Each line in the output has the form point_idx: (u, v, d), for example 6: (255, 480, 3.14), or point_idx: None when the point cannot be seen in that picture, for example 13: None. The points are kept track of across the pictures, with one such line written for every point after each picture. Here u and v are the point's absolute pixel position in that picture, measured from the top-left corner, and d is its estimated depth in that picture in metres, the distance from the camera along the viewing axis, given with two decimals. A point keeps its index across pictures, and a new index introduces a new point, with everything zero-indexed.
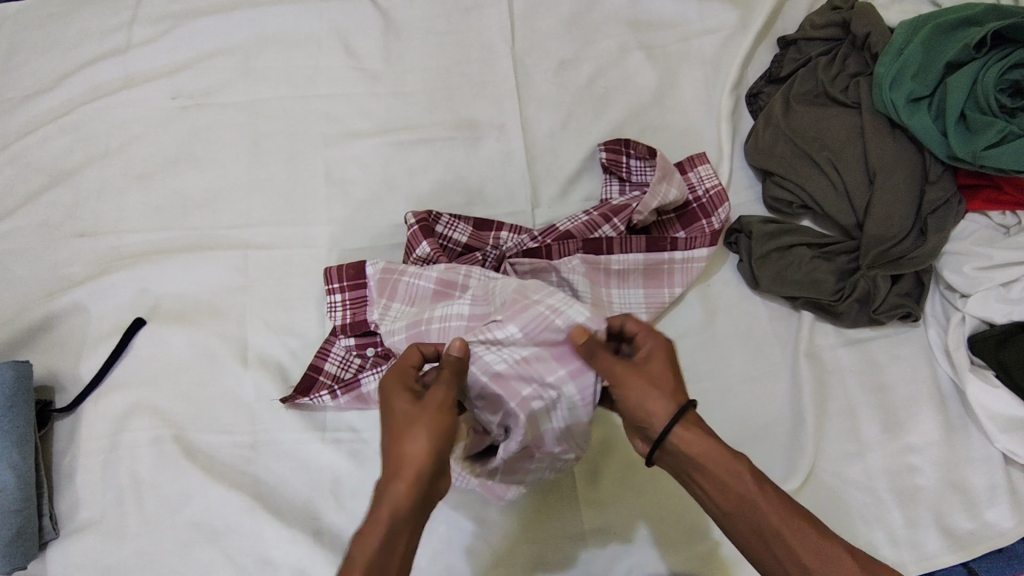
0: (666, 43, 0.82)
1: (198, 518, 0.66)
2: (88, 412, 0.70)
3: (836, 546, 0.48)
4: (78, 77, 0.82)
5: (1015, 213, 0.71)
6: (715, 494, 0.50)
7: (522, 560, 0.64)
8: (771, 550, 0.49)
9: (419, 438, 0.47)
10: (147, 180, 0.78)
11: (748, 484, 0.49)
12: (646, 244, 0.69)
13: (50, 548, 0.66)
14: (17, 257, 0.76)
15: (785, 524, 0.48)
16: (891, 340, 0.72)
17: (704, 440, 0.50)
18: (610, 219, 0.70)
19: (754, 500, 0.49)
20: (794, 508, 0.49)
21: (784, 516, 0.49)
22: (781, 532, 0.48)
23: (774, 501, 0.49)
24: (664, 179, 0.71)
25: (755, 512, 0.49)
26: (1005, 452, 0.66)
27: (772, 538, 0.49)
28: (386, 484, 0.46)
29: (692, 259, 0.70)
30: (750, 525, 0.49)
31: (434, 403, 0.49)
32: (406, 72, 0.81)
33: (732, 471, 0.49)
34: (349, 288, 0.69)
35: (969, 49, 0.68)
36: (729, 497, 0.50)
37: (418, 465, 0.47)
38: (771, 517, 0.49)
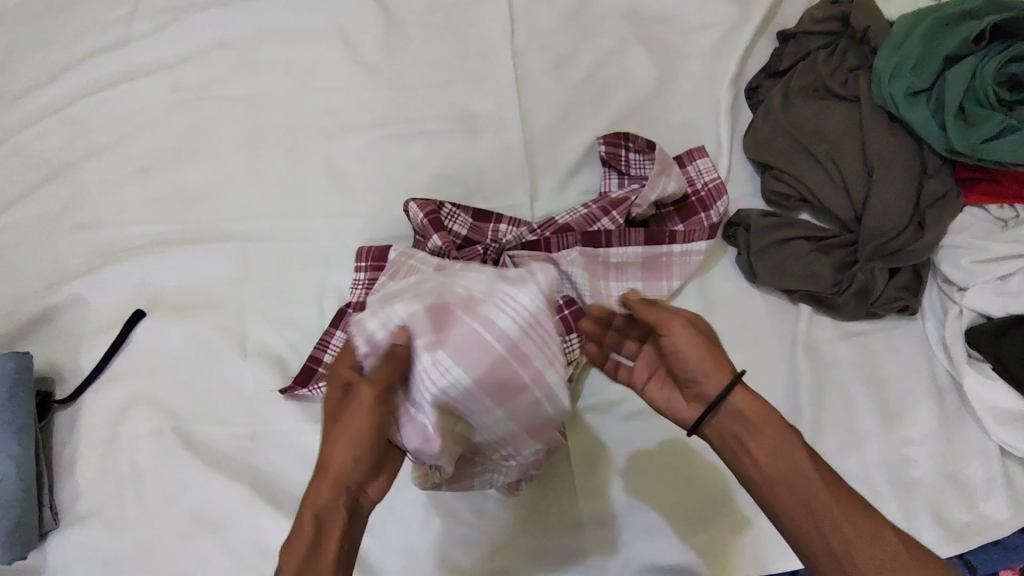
0: (666, 36, 0.82)
1: (198, 508, 0.66)
2: (89, 403, 0.70)
3: (869, 514, 0.48)
4: (77, 70, 0.82)
5: (1013, 206, 0.71)
6: (757, 457, 0.51)
7: (521, 550, 0.64)
8: (813, 519, 0.48)
9: (341, 449, 0.50)
10: (146, 173, 0.79)
11: (791, 447, 0.50)
12: (645, 237, 0.69)
13: (50, 538, 0.66)
14: (18, 250, 0.76)
15: (831, 493, 0.48)
16: (890, 333, 0.72)
17: (758, 405, 0.52)
18: (609, 213, 0.71)
19: (797, 468, 0.49)
20: (843, 487, 0.49)
21: (827, 483, 0.49)
22: (824, 499, 0.48)
23: (820, 469, 0.49)
24: (663, 173, 0.72)
25: (797, 475, 0.49)
26: (1002, 445, 0.67)
27: (814, 505, 0.48)
28: (315, 481, 0.51)
29: (690, 252, 0.70)
30: (792, 488, 0.49)
31: (359, 418, 0.50)
32: (406, 65, 0.81)
33: (777, 435, 0.50)
34: (372, 268, 0.70)
35: (969, 42, 0.69)
36: (775, 463, 0.50)
37: (341, 472, 0.50)
38: (814, 485, 0.48)
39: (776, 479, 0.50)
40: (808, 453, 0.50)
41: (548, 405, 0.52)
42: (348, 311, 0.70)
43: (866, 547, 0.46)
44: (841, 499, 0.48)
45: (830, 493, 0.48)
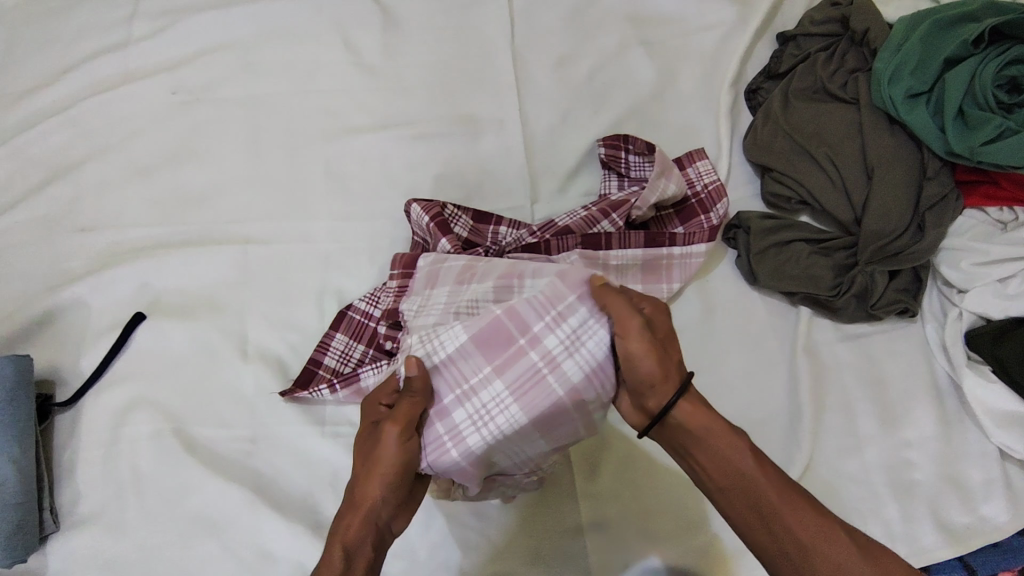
0: (665, 38, 0.82)
1: (199, 511, 0.66)
2: (90, 406, 0.70)
3: (828, 521, 0.48)
4: (77, 72, 0.82)
5: (1012, 209, 0.71)
6: (713, 469, 0.51)
7: (521, 552, 0.64)
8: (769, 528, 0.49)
9: (374, 486, 0.52)
10: (147, 176, 0.79)
11: (745, 459, 0.50)
12: (645, 240, 0.69)
13: (51, 541, 0.66)
14: (17, 252, 0.76)
15: (787, 503, 0.49)
16: (889, 336, 0.72)
17: (705, 414, 0.52)
18: (609, 215, 0.70)
19: (753, 478, 0.50)
20: (789, 487, 0.50)
21: (783, 492, 0.49)
22: (781, 509, 0.48)
23: (776, 479, 0.50)
24: (663, 175, 0.72)
25: (753, 486, 0.49)
26: (1001, 447, 0.67)
27: (772, 516, 0.49)
28: (345, 519, 0.52)
29: (690, 254, 0.70)
30: (748, 499, 0.49)
31: (387, 457, 0.52)
32: (406, 67, 0.81)
33: (732, 446, 0.51)
34: (400, 275, 0.68)
35: (968, 45, 0.69)
36: (727, 472, 0.51)
37: (372, 509, 0.51)
38: (770, 494, 0.49)
39: (729, 490, 0.50)
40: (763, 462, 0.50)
41: (589, 427, 0.55)
42: (350, 315, 0.71)
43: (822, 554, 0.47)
44: (797, 509, 0.48)
45: (778, 498, 0.49)
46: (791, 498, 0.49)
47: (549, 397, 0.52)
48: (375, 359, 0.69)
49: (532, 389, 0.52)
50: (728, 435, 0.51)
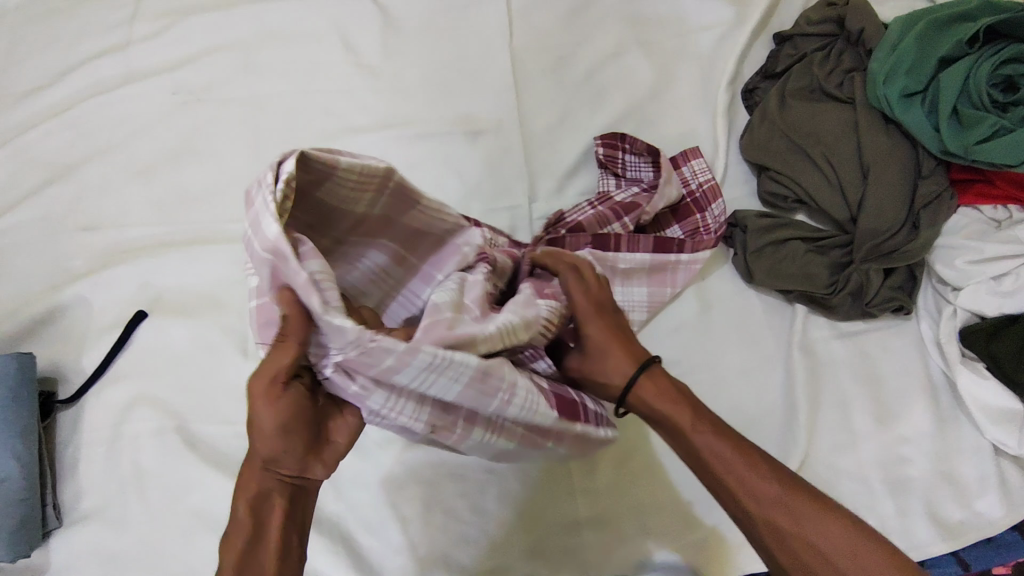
0: (663, 39, 0.83)
1: (200, 507, 0.67)
2: (92, 403, 0.71)
3: (768, 481, 0.50)
4: (79, 73, 0.83)
5: (1007, 207, 0.72)
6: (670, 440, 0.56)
7: (519, 548, 0.65)
8: (726, 493, 0.52)
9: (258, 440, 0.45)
10: (148, 175, 0.79)
11: (685, 419, 0.54)
12: (653, 245, 0.69)
13: (54, 537, 0.67)
14: (20, 251, 0.76)
15: (734, 467, 0.51)
16: (884, 333, 0.73)
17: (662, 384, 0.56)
18: (620, 216, 0.71)
19: (698, 443, 0.53)
20: (738, 452, 0.52)
21: (736, 451, 0.52)
22: (738, 470, 0.51)
23: (723, 435, 0.53)
24: (668, 180, 0.73)
25: (713, 455, 0.52)
26: (995, 443, 0.68)
27: (729, 478, 0.51)
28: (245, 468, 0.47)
29: (696, 261, 0.71)
30: (699, 462, 0.53)
31: (263, 427, 0.44)
32: (405, 68, 0.82)
33: (674, 404, 0.55)
34: None
35: (964, 44, 0.69)
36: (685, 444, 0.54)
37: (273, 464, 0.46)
38: (721, 460, 0.52)
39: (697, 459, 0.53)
40: (703, 419, 0.54)
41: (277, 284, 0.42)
42: None
43: (768, 517, 0.50)
44: (745, 467, 0.51)
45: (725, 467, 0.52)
46: (745, 458, 0.52)
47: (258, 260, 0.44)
48: None
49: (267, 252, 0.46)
50: (675, 398, 0.55)
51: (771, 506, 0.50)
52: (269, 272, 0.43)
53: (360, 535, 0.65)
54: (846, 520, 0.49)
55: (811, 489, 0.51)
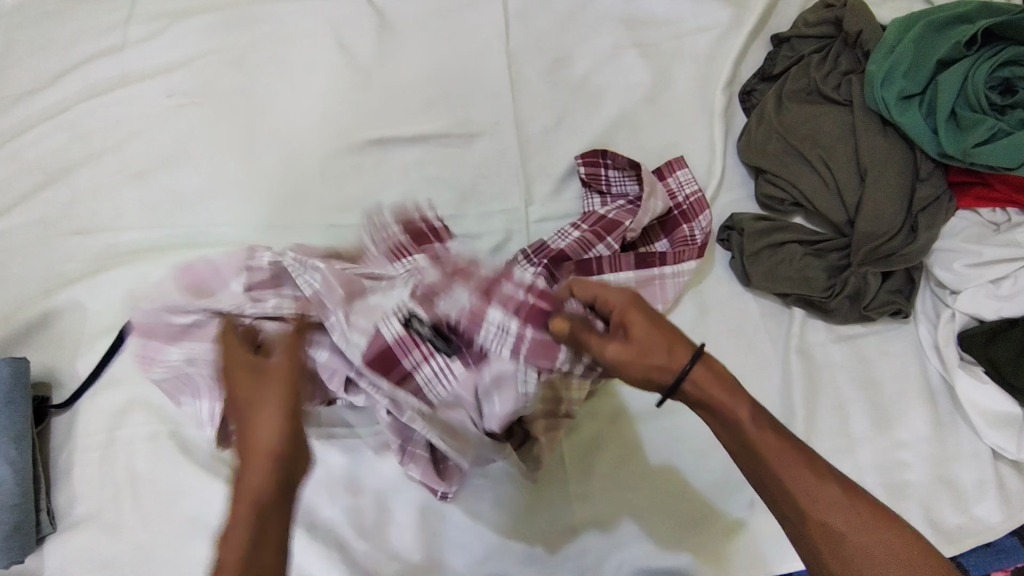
0: (660, 41, 0.82)
1: (195, 512, 0.67)
2: (87, 408, 0.71)
3: (831, 488, 0.47)
4: (73, 76, 0.83)
5: (1005, 210, 0.71)
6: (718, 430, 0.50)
7: (513, 554, 0.65)
8: (781, 495, 0.48)
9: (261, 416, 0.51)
10: (143, 178, 0.79)
11: (741, 413, 0.49)
12: (636, 261, 0.69)
13: (48, 543, 0.66)
14: (14, 255, 0.76)
15: (792, 466, 0.47)
16: (882, 337, 0.72)
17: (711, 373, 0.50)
18: (604, 238, 0.70)
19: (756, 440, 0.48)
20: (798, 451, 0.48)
21: (793, 452, 0.48)
22: (794, 472, 0.47)
23: (781, 433, 0.48)
24: (653, 193, 0.72)
25: (771, 452, 0.48)
26: (993, 447, 0.67)
27: (789, 479, 0.47)
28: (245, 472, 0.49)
29: (681, 272, 0.70)
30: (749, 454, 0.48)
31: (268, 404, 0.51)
32: (401, 70, 0.81)
33: (728, 400, 0.49)
34: None
35: (961, 47, 0.69)
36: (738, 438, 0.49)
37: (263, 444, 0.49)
38: (779, 457, 0.47)
39: (753, 458, 0.48)
40: (761, 414, 0.49)
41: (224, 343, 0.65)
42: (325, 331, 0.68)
43: (828, 524, 0.46)
44: (809, 473, 0.47)
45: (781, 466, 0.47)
46: (800, 461, 0.48)
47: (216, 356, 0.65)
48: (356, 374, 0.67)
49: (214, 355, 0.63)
50: (726, 387, 0.50)
51: (826, 512, 0.46)
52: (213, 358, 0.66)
53: (355, 540, 0.65)
54: (904, 534, 0.46)
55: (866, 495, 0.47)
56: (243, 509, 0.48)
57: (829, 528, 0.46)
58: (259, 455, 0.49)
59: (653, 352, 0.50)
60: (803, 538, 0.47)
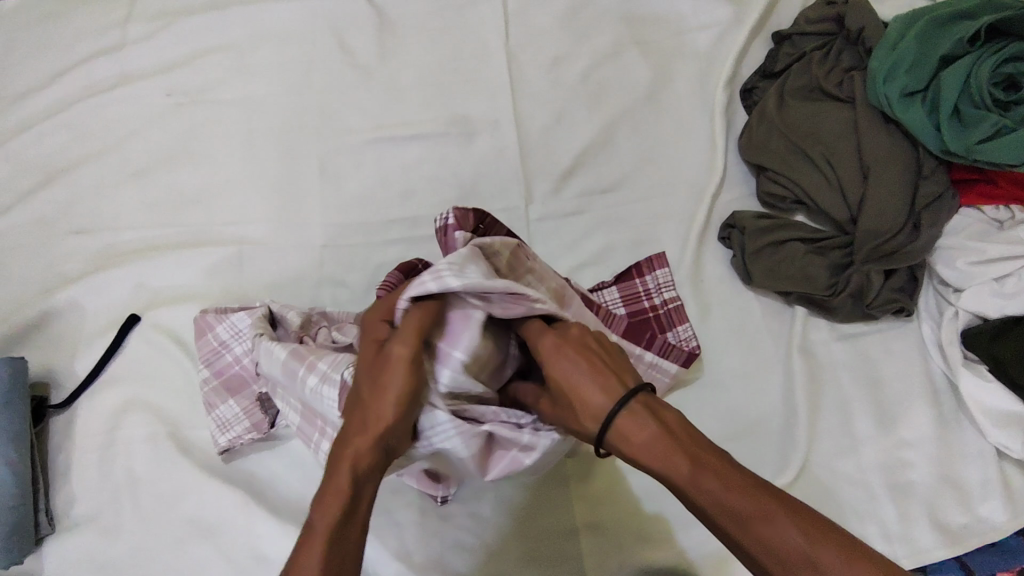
0: (661, 39, 0.82)
1: (193, 513, 0.66)
2: (87, 408, 0.70)
3: (803, 539, 0.40)
4: (72, 76, 0.82)
5: (1009, 207, 0.71)
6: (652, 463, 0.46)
7: (515, 555, 0.64)
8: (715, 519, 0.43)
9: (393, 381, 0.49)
10: (142, 177, 0.79)
11: (682, 467, 0.45)
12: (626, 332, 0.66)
13: (46, 544, 0.66)
14: (13, 255, 0.76)
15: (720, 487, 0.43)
16: (885, 336, 0.72)
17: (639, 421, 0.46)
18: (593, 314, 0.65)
19: (703, 499, 0.43)
20: (732, 475, 0.43)
21: (757, 500, 0.42)
22: (757, 522, 0.41)
23: (748, 480, 0.43)
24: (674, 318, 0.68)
25: (696, 479, 0.44)
26: (998, 446, 0.66)
27: (753, 529, 0.42)
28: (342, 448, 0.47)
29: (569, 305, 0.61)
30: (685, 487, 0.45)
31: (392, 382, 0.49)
32: (400, 69, 0.81)
33: (666, 450, 0.45)
34: None
35: (964, 43, 0.68)
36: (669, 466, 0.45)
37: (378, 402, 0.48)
38: (734, 506, 0.42)
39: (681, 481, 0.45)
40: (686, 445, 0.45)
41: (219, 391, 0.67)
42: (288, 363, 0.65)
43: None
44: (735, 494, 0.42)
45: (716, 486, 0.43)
46: (761, 509, 0.42)
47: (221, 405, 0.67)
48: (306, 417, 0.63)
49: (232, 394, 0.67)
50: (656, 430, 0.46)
51: (800, 567, 0.40)
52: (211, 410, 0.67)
53: None
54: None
55: (853, 543, 0.40)
56: (324, 518, 0.45)
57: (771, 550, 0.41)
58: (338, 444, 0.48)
59: (577, 408, 0.50)
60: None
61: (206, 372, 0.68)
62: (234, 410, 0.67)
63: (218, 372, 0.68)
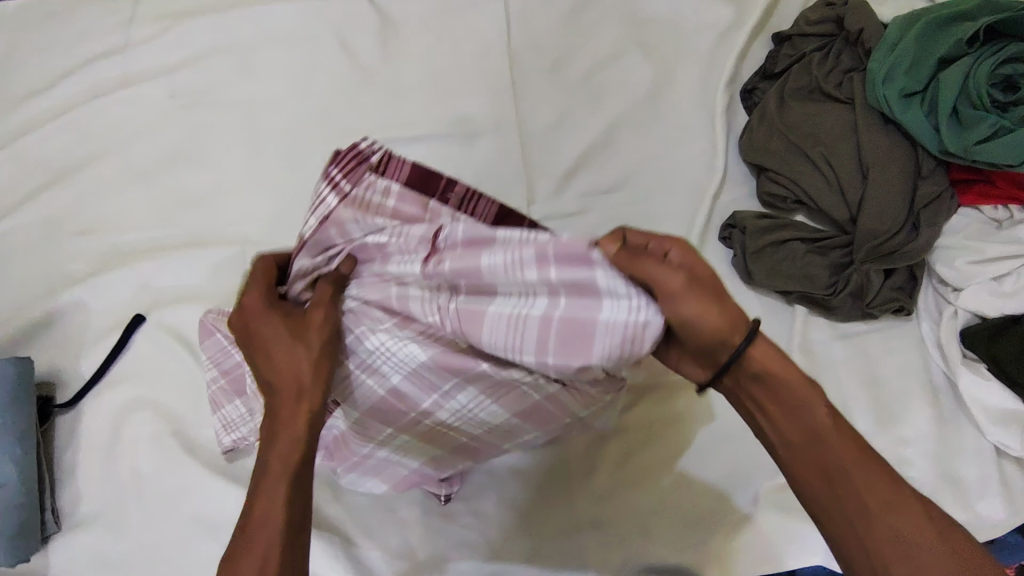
0: (661, 40, 0.82)
1: (198, 511, 0.67)
2: (92, 407, 0.71)
3: (904, 494, 0.48)
4: (77, 76, 0.83)
5: (1007, 207, 0.71)
6: (786, 421, 0.52)
7: (517, 553, 0.65)
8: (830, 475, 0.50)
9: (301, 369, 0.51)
10: (147, 178, 0.79)
11: (821, 412, 0.51)
12: None
13: (52, 542, 0.67)
14: (19, 255, 0.77)
15: (847, 452, 0.50)
16: (884, 334, 0.72)
17: (773, 358, 0.52)
18: None
19: (819, 433, 0.51)
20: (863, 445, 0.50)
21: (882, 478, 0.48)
22: (875, 476, 0.49)
23: (880, 463, 0.49)
24: None
25: (822, 438, 0.50)
26: (997, 444, 0.67)
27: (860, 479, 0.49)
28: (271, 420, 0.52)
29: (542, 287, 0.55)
30: (811, 443, 0.51)
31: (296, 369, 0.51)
32: (403, 70, 0.81)
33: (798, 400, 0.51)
34: None
35: (962, 45, 0.69)
36: (798, 424, 0.52)
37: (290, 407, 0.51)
38: (849, 460, 0.49)
39: (805, 438, 0.51)
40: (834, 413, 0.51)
41: (221, 396, 0.67)
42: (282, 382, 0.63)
43: (898, 525, 0.47)
44: (869, 464, 0.49)
45: (849, 453, 0.49)
46: (878, 468, 0.49)
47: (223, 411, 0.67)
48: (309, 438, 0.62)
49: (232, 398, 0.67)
50: (800, 386, 0.52)
51: (897, 515, 0.47)
52: (216, 413, 0.67)
53: (359, 540, 0.65)
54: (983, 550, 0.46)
55: (935, 512, 0.48)
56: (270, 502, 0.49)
57: (881, 515, 0.47)
58: (285, 424, 0.50)
59: (713, 311, 0.50)
60: (868, 540, 0.48)
61: (210, 373, 0.68)
62: (239, 410, 0.66)
63: (218, 377, 0.67)
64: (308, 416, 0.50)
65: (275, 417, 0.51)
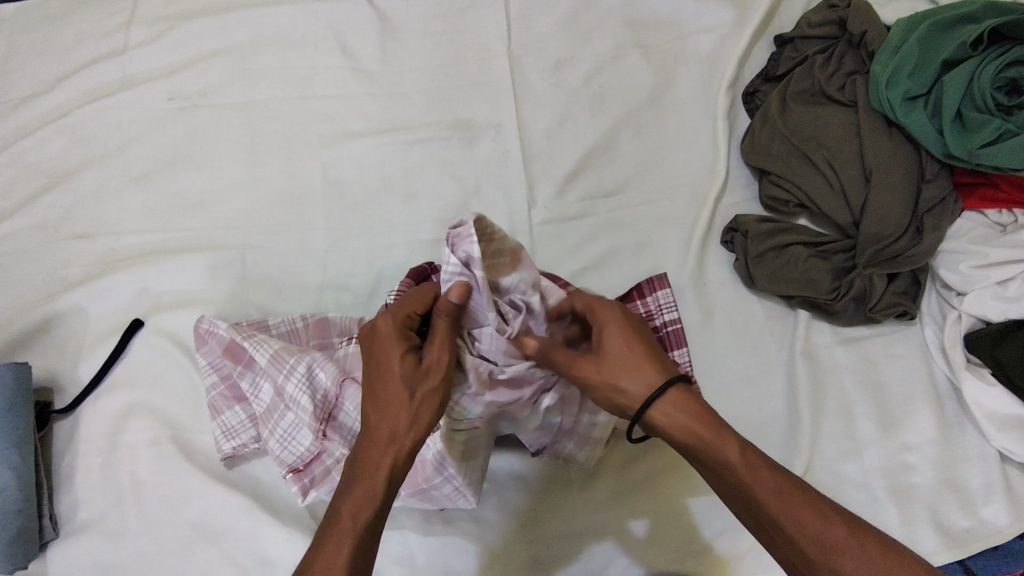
0: (662, 42, 0.82)
1: (197, 518, 0.66)
2: (91, 412, 0.71)
3: (837, 527, 0.45)
4: (75, 79, 0.82)
5: (1011, 211, 0.71)
6: (711, 476, 0.49)
7: (518, 560, 0.64)
8: (766, 528, 0.47)
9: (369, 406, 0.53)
10: (145, 181, 0.79)
11: (732, 452, 0.48)
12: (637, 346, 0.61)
13: (50, 548, 0.66)
14: (17, 259, 0.76)
15: (779, 498, 0.46)
16: (887, 339, 0.72)
17: (687, 414, 0.50)
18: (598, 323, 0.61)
19: (751, 481, 0.47)
20: (787, 481, 0.47)
21: (818, 518, 0.45)
22: (794, 509, 0.46)
23: (795, 482, 0.47)
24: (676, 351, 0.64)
25: (757, 490, 0.47)
26: (1001, 450, 0.67)
27: (792, 516, 0.46)
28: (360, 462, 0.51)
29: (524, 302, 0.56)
30: (745, 504, 0.47)
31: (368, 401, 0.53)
32: (402, 72, 0.81)
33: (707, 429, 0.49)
34: None
35: (966, 47, 0.68)
36: (724, 481, 0.48)
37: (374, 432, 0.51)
38: (774, 495, 0.46)
39: (742, 500, 0.48)
40: (753, 456, 0.48)
41: (221, 406, 0.67)
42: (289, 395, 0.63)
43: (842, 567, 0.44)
44: (797, 506, 0.46)
45: (779, 496, 0.46)
46: (799, 497, 0.46)
47: (226, 422, 0.67)
48: (315, 454, 0.62)
49: (236, 408, 0.67)
50: (711, 427, 0.49)
51: (834, 555, 0.44)
52: (216, 423, 0.67)
53: None
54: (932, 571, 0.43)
55: (875, 534, 0.45)
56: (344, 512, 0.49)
57: (820, 557, 0.44)
58: (369, 468, 0.50)
59: (628, 378, 0.52)
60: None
61: (211, 381, 0.68)
62: (240, 417, 0.67)
63: (221, 388, 0.67)
64: (391, 469, 0.50)
65: (359, 464, 0.51)
